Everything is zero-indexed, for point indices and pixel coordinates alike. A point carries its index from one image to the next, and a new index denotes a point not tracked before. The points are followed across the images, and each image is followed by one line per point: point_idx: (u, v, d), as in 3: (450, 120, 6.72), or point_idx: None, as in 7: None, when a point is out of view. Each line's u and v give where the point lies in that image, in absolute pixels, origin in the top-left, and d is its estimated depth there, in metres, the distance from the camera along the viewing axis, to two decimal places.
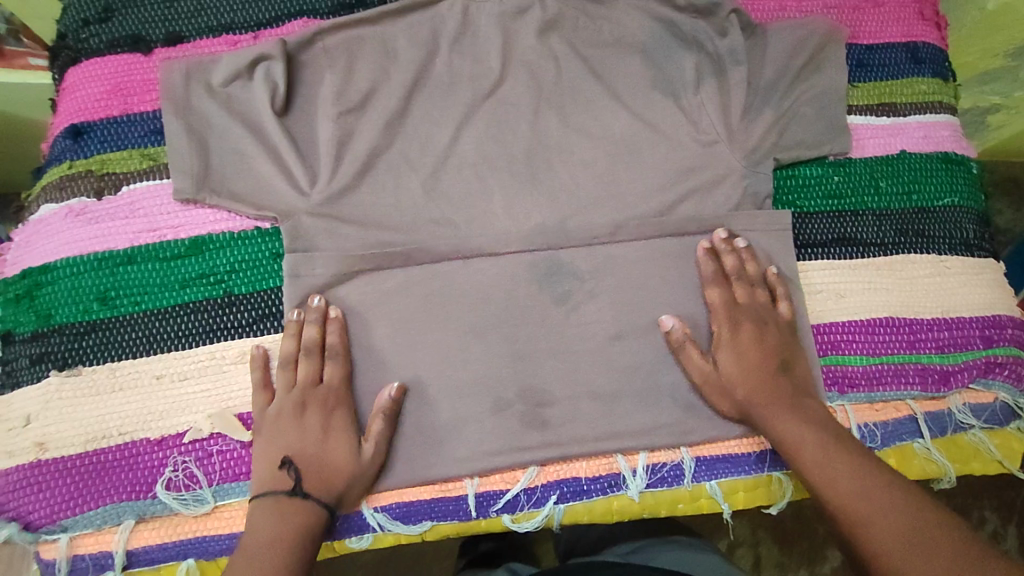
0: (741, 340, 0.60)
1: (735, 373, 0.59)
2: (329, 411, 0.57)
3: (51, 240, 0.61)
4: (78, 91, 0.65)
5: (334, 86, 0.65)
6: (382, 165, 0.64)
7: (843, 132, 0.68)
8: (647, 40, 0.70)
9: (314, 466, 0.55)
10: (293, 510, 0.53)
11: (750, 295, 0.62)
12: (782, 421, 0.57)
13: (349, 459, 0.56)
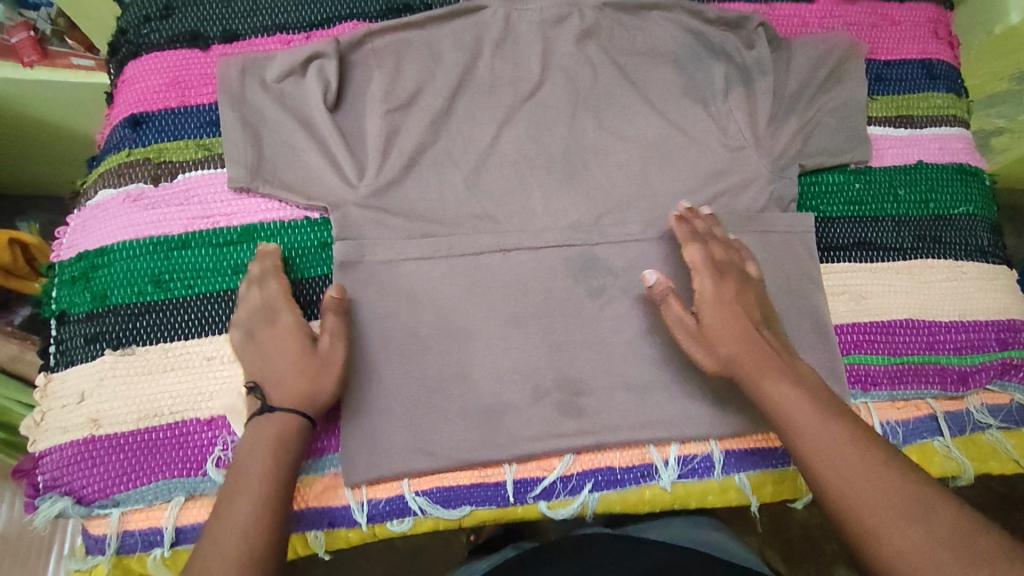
0: (725, 296, 0.59)
1: (715, 325, 0.58)
2: (273, 325, 0.58)
3: (107, 225, 0.64)
4: (138, 82, 0.67)
5: (383, 85, 0.68)
6: (425, 161, 0.67)
7: (864, 141, 0.72)
8: (678, 51, 0.73)
9: (273, 379, 0.56)
10: (268, 427, 0.54)
11: (726, 253, 0.62)
12: (769, 384, 0.56)
13: (305, 361, 0.56)
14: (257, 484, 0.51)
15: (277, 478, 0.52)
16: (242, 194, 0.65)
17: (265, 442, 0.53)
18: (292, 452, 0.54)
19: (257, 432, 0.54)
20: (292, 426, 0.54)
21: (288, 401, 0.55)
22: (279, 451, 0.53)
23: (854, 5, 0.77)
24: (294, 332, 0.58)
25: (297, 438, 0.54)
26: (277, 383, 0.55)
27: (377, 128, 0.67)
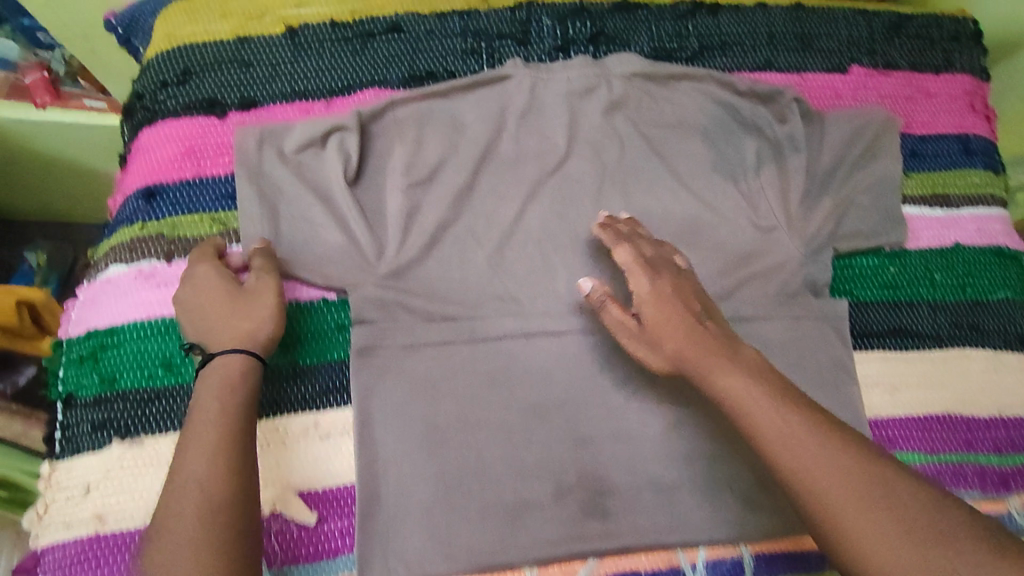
0: (663, 292, 0.57)
1: (657, 324, 0.55)
2: (204, 290, 0.57)
3: (118, 303, 0.61)
4: (153, 152, 0.65)
5: (405, 157, 0.66)
6: (446, 237, 0.65)
7: (899, 222, 0.70)
8: (709, 123, 0.70)
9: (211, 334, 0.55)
10: (213, 372, 0.52)
11: (655, 250, 0.61)
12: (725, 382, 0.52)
13: (239, 304, 0.56)
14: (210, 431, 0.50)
15: (229, 424, 0.50)
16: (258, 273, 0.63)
17: (210, 389, 0.52)
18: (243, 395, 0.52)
19: (203, 384, 0.52)
20: (240, 364, 0.53)
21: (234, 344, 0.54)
22: (229, 395, 0.52)
23: (889, 76, 0.74)
24: (223, 283, 0.57)
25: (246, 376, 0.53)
26: (214, 336, 0.54)
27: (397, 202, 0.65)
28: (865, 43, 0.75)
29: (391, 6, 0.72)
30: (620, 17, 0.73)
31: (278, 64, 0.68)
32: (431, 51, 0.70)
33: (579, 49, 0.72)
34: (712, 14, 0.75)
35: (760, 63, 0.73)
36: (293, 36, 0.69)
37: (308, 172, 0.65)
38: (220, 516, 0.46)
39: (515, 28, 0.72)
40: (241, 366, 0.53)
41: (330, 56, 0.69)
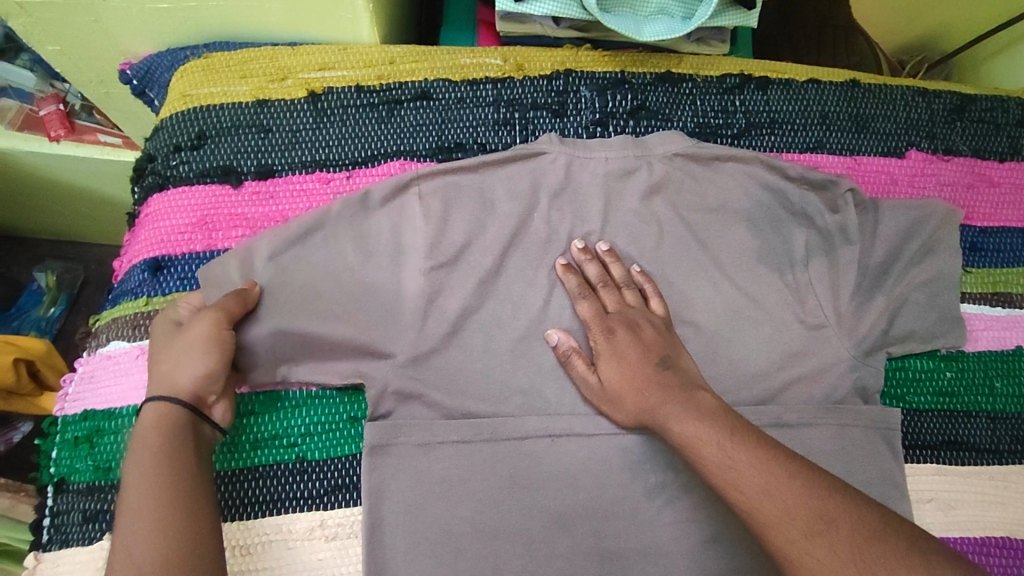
0: (619, 345, 0.58)
1: (616, 382, 0.57)
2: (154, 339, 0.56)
3: (118, 382, 0.58)
4: (163, 220, 0.63)
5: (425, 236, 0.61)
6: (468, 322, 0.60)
7: (957, 323, 0.65)
8: (753, 209, 0.66)
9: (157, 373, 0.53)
10: (142, 424, 0.51)
11: (618, 299, 0.61)
12: (676, 424, 0.50)
13: (170, 345, 0.54)
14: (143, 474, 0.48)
15: (162, 473, 0.48)
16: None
17: (140, 439, 0.50)
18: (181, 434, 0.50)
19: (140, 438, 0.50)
20: (173, 407, 0.51)
21: (158, 392, 0.52)
22: (164, 439, 0.50)
23: (949, 162, 0.70)
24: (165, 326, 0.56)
25: (177, 420, 0.51)
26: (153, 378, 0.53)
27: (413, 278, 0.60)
28: (924, 126, 0.71)
29: (421, 72, 0.69)
30: (662, 90, 0.70)
31: (298, 131, 0.66)
32: (460, 122, 0.67)
33: (618, 124, 0.68)
34: (761, 89, 0.71)
35: (810, 145, 0.69)
36: (316, 101, 0.66)
37: (314, 253, 0.59)
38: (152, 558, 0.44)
39: (551, 98, 0.68)
40: (171, 410, 0.51)
41: (354, 123, 0.66)
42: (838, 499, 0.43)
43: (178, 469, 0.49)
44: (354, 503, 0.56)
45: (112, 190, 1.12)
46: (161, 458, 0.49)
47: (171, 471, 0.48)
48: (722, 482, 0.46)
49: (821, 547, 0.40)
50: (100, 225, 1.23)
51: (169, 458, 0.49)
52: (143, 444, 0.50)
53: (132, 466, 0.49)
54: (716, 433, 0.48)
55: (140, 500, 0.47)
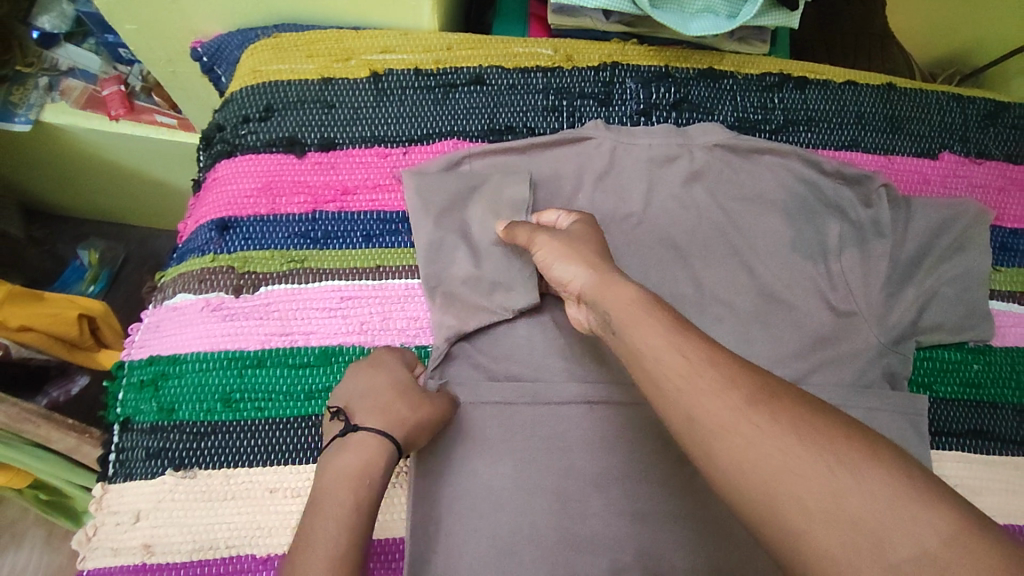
0: (575, 233, 0.57)
1: (569, 248, 0.55)
2: (375, 375, 0.56)
3: (183, 332, 0.62)
4: (231, 184, 0.67)
5: (490, 219, 0.65)
6: (513, 298, 0.63)
7: (985, 318, 0.66)
8: (788, 199, 0.68)
9: (377, 411, 0.53)
10: (352, 457, 0.51)
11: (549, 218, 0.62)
12: (618, 292, 0.49)
13: (412, 399, 0.55)
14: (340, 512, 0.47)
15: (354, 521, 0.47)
16: (338, 310, 0.62)
17: (342, 478, 0.49)
18: (375, 486, 0.50)
19: (334, 473, 0.50)
20: (376, 464, 0.51)
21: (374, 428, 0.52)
22: (360, 491, 0.49)
23: (981, 165, 0.72)
24: (395, 371, 0.57)
25: (382, 466, 0.51)
26: (367, 412, 0.53)
27: (471, 255, 0.65)
28: (957, 129, 0.73)
29: (477, 59, 0.72)
30: (704, 85, 0.73)
31: (359, 108, 0.70)
32: (512, 106, 0.71)
33: (661, 115, 0.72)
34: (800, 88, 0.74)
35: (846, 142, 0.72)
36: (376, 81, 0.71)
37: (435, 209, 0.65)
38: None
39: (598, 88, 0.72)
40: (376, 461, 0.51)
41: (412, 103, 0.70)
42: (774, 395, 0.39)
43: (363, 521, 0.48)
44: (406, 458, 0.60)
45: (166, 172, 1.17)
46: (358, 510, 0.48)
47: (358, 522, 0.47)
48: (649, 380, 0.43)
49: (754, 435, 0.38)
50: (147, 206, 1.29)
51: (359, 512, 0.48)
52: (337, 488, 0.49)
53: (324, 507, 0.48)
54: (650, 323, 0.45)
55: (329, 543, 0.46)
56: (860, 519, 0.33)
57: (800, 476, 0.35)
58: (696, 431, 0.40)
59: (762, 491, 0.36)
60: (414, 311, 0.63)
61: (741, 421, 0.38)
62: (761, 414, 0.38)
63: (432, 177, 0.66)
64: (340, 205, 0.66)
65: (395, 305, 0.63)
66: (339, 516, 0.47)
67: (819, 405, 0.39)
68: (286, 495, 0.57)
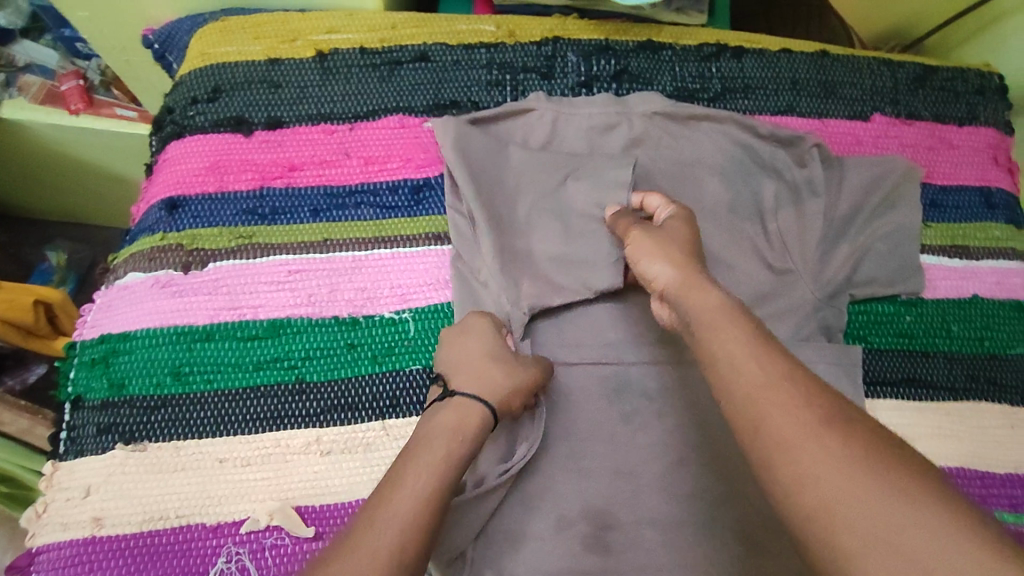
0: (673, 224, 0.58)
1: (661, 238, 0.56)
2: (472, 342, 0.59)
3: (131, 310, 0.63)
4: (180, 165, 0.68)
5: (590, 200, 0.67)
6: (595, 279, 0.64)
7: (916, 271, 0.69)
8: (726, 163, 0.70)
9: (474, 375, 0.56)
10: (448, 415, 0.53)
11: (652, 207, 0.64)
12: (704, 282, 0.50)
13: (505, 366, 0.57)
14: (436, 464, 0.49)
15: (447, 473, 0.49)
16: (285, 283, 0.64)
17: (441, 432, 0.51)
18: (471, 444, 0.52)
19: (433, 431, 0.52)
20: (472, 425, 0.52)
21: (472, 391, 0.55)
22: (455, 445, 0.51)
23: (911, 126, 0.75)
24: (491, 339, 0.59)
25: (478, 427, 0.53)
26: (464, 377, 0.56)
27: (560, 229, 0.66)
28: (888, 93, 0.76)
29: (421, 37, 0.74)
30: (643, 57, 0.75)
31: (306, 87, 0.71)
32: (456, 82, 0.72)
33: (602, 86, 0.73)
34: (736, 57, 0.76)
35: (782, 108, 0.74)
36: (322, 60, 0.72)
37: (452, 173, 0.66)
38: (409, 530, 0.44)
39: (540, 62, 0.74)
40: (474, 419, 0.53)
41: (357, 81, 0.71)
42: (848, 419, 0.38)
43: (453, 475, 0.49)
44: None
45: (128, 168, 1.17)
46: (449, 462, 0.49)
47: (450, 474, 0.49)
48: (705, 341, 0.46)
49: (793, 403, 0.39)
50: (111, 207, 1.29)
51: (451, 464, 0.49)
52: (433, 441, 0.51)
53: (415, 456, 0.49)
54: (734, 330, 0.45)
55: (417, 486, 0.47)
56: (909, 534, 0.32)
57: (863, 504, 0.34)
58: (758, 439, 0.39)
59: (820, 509, 0.35)
60: (362, 281, 0.65)
61: (807, 434, 0.37)
62: (832, 434, 0.37)
63: (514, 152, 0.68)
64: (287, 181, 0.67)
65: (341, 277, 0.64)
66: (433, 463, 0.49)
67: (894, 440, 0.37)
68: (237, 465, 0.58)
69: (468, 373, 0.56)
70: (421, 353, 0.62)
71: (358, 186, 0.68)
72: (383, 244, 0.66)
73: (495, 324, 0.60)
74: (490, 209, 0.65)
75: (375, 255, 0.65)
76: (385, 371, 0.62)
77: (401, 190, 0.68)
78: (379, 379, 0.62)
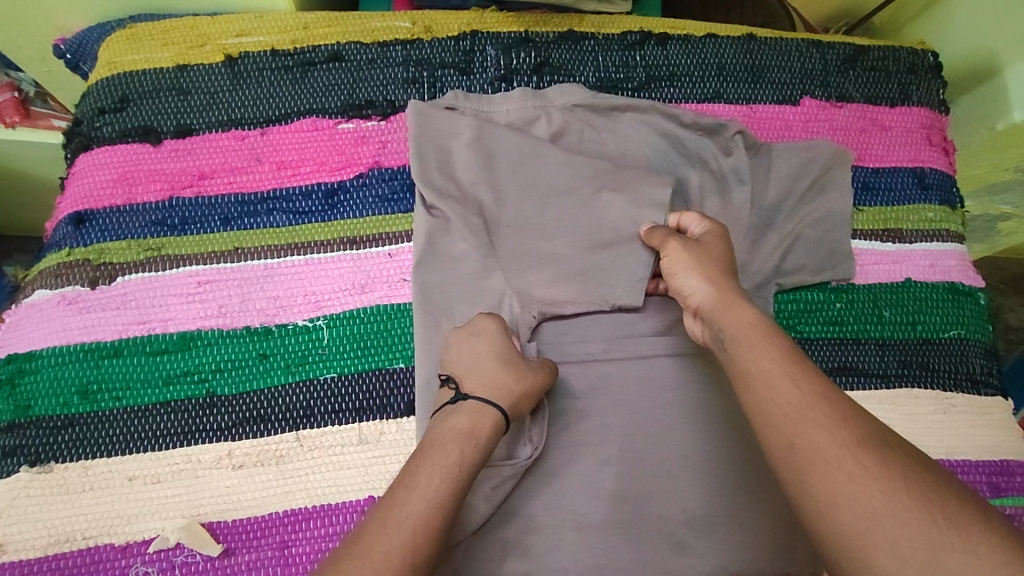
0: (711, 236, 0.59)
1: (697, 253, 0.57)
2: (480, 343, 0.57)
3: (39, 328, 0.61)
4: (88, 177, 0.66)
5: (623, 214, 0.65)
6: (613, 291, 0.63)
7: (847, 257, 0.68)
8: (652, 155, 0.69)
9: (483, 378, 0.54)
10: (460, 418, 0.52)
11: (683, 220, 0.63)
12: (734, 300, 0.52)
13: (515, 368, 0.55)
14: (451, 469, 0.48)
15: (457, 476, 0.48)
16: (195, 295, 0.62)
17: (453, 436, 0.50)
18: (483, 450, 0.51)
19: (444, 434, 0.51)
20: (483, 433, 0.51)
21: (483, 396, 0.53)
22: (468, 450, 0.50)
23: (841, 108, 0.73)
24: (498, 340, 0.57)
25: (489, 433, 0.52)
26: (473, 380, 0.55)
27: (586, 239, 0.65)
28: (818, 75, 0.74)
29: (334, 36, 0.72)
30: (565, 48, 0.73)
31: (216, 93, 0.69)
32: (371, 81, 0.70)
33: (522, 80, 0.72)
34: (662, 45, 0.74)
35: (708, 95, 0.73)
36: (231, 65, 0.70)
37: (422, 161, 0.65)
38: (421, 534, 0.44)
39: (458, 57, 0.72)
40: (483, 424, 0.52)
41: (269, 85, 0.70)
42: (880, 437, 0.41)
43: (465, 480, 0.48)
44: (384, 416, 0.60)
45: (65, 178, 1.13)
46: (461, 466, 0.48)
47: (462, 479, 0.48)
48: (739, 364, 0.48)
49: (824, 422, 0.42)
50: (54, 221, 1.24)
51: (464, 468, 0.48)
52: (444, 444, 0.50)
53: (424, 457, 0.49)
54: (771, 349, 0.47)
55: (428, 489, 0.46)
56: (926, 552, 0.35)
57: (901, 523, 0.36)
58: (795, 455, 0.42)
59: (856, 526, 0.37)
60: (276, 289, 0.63)
61: (841, 450, 0.40)
62: (864, 452, 0.40)
63: (519, 143, 0.67)
64: (197, 190, 0.66)
65: (254, 286, 0.63)
66: (444, 466, 0.48)
67: (926, 463, 0.39)
68: (146, 482, 0.57)
69: (479, 375, 0.55)
70: (336, 361, 0.61)
71: (271, 192, 0.66)
72: (298, 250, 0.65)
73: (500, 323, 0.59)
74: (517, 214, 0.65)
75: (289, 262, 0.64)
76: (300, 381, 0.61)
77: (315, 195, 0.67)
78: (293, 389, 0.60)
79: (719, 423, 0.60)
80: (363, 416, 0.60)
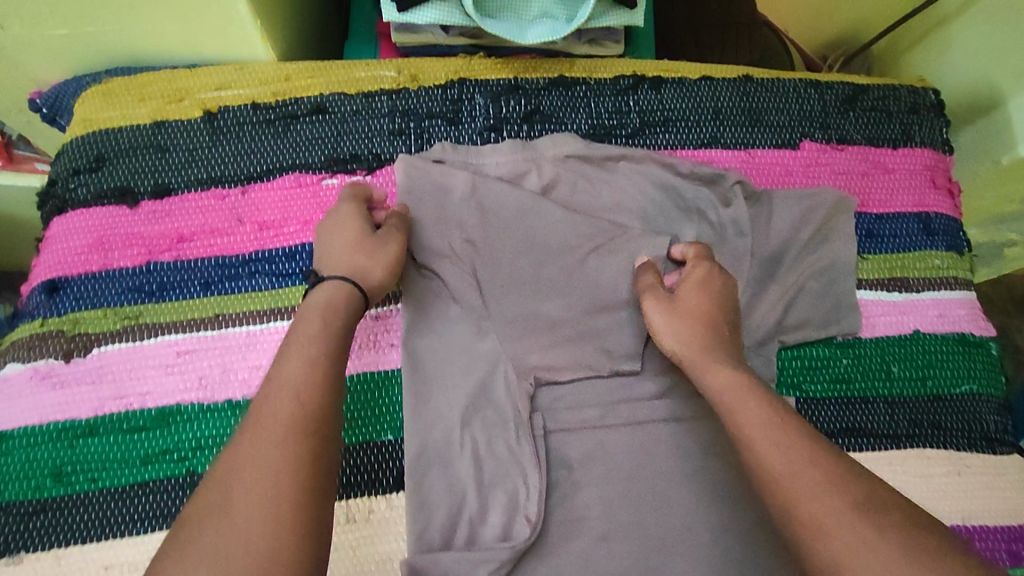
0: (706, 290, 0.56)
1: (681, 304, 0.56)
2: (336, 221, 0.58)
3: (11, 406, 0.59)
4: (62, 242, 0.64)
5: (619, 276, 0.63)
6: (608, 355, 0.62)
7: (852, 309, 0.65)
8: (648, 207, 0.67)
9: (335, 258, 0.56)
10: (320, 294, 0.53)
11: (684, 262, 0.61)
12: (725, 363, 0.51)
13: (367, 246, 0.56)
14: (310, 346, 0.49)
15: (325, 354, 0.49)
16: (175, 366, 0.60)
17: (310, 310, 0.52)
18: (343, 319, 0.52)
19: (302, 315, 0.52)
20: (340, 305, 0.53)
21: (338, 275, 0.55)
22: (326, 323, 0.51)
23: (842, 151, 0.71)
24: (356, 219, 0.58)
25: (348, 305, 0.53)
26: (329, 265, 0.56)
27: (582, 301, 0.63)
28: (817, 116, 0.72)
29: (317, 87, 0.69)
30: (555, 94, 0.71)
31: (195, 149, 0.67)
32: (355, 134, 0.68)
33: (512, 129, 0.69)
34: (656, 88, 0.71)
35: (704, 140, 0.70)
36: (211, 120, 0.68)
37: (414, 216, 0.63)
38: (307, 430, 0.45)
39: (445, 107, 0.69)
40: (336, 298, 0.53)
41: (250, 140, 0.67)
42: (883, 505, 0.41)
43: (331, 356, 0.50)
44: (374, 493, 0.57)
45: None
46: (323, 339, 0.50)
47: (328, 355, 0.50)
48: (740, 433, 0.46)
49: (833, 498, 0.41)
50: None
51: (323, 347, 0.50)
52: (302, 324, 0.51)
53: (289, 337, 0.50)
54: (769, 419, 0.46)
55: (298, 376, 0.47)
56: None
57: None
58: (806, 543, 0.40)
59: None
60: (258, 358, 0.61)
61: (847, 537, 0.39)
62: (869, 530, 0.39)
63: (514, 197, 0.64)
64: (176, 254, 0.64)
65: (235, 355, 0.60)
66: (308, 349, 0.49)
67: (935, 532, 0.40)
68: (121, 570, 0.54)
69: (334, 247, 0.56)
70: None
71: (253, 254, 0.64)
72: (281, 316, 0.62)
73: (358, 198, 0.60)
74: (511, 272, 0.63)
75: (272, 328, 0.61)
76: None
77: (298, 257, 0.64)
78: None
79: (723, 493, 0.58)
80: (351, 492, 0.57)
